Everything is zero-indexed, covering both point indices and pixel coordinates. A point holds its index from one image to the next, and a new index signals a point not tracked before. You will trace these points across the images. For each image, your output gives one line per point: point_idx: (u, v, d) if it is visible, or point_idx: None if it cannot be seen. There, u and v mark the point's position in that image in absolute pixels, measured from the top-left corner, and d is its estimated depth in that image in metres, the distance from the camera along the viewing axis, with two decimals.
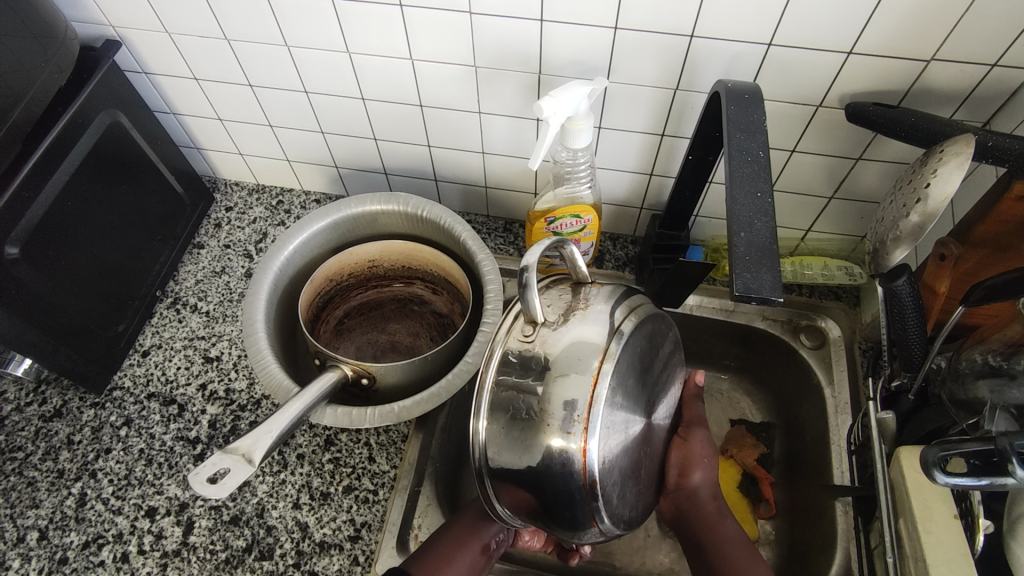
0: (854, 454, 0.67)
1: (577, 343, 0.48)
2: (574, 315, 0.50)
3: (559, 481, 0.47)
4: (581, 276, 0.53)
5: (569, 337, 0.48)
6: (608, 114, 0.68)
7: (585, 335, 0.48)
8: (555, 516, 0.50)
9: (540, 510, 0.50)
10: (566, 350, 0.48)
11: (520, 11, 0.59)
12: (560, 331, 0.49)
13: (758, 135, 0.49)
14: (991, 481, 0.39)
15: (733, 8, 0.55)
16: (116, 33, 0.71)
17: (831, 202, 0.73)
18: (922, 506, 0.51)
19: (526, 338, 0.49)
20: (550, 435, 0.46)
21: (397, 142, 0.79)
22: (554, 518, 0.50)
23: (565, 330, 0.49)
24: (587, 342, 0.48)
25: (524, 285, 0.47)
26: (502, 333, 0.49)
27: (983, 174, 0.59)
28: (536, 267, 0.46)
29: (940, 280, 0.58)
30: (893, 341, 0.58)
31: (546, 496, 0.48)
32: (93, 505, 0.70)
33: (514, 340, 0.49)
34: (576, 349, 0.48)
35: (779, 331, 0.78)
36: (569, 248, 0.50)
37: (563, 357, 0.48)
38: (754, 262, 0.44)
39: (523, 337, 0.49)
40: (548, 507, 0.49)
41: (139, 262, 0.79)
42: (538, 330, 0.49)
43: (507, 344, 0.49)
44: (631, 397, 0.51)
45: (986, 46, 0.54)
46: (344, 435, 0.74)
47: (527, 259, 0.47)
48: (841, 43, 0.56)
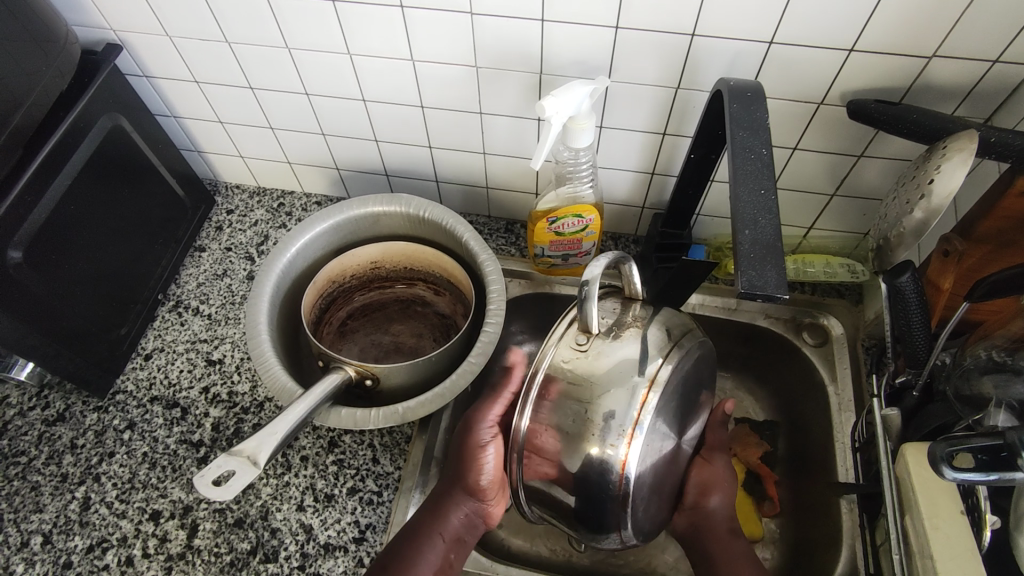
0: (858, 452, 0.66)
1: (626, 361, 0.52)
2: (626, 330, 0.53)
3: (593, 482, 0.51)
4: (633, 293, 0.56)
5: (618, 354, 0.52)
6: (609, 113, 0.68)
7: (635, 351, 0.52)
8: (577, 507, 0.54)
9: (568, 501, 0.54)
10: (615, 364, 0.52)
11: (520, 11, 0.59)
12: (611, 345, 0.52)
13: (761, 132, 0.49)
14: (999, 476, 0.38)
15: (735, 6, 0.55)
16: (117, 37, 0.71)
17: (833, 199, 0.73)
18: (929, 502, 0.51)
19: (579, 346, 0.53)
20: (590, 444, 0.51)
21: (398, 143, 0.79)
22: (579, 512, 0.54)
23: (617, 347, 0.52)
24: (634, 359, 0.52)
25: (584, 298, 0.50)
26: (555, 341, 0.53)
27: (986, 170, 0.59)
28: (597, 282, 0.50)
29: (944, 275, 0.57)
30: (896, 338, 0.58)
31: (580, 492, 0.52)
32: (97, 509, 0.70)
33: (567, 347, 0.53)
34: (625, 365, 0.52)
35: (781, 329, 0.78)
36: (628, 264, 0.54)
37: (612, 371, 0.51)
38: (759, 259, 0.44)
39: (576, 346, 0.53)
40: (576, 501, 0.53)
41: (141, 265, 0.79)
42: (592, 341, 0.53)
43: (560, 352, 0.53)
44: (671, 418, 0.53)
45: (988, 42, 0.54)
46: (347, 437, 0.74)
47: (589, 273, 0.50)
48: (842, 41, 0.56)
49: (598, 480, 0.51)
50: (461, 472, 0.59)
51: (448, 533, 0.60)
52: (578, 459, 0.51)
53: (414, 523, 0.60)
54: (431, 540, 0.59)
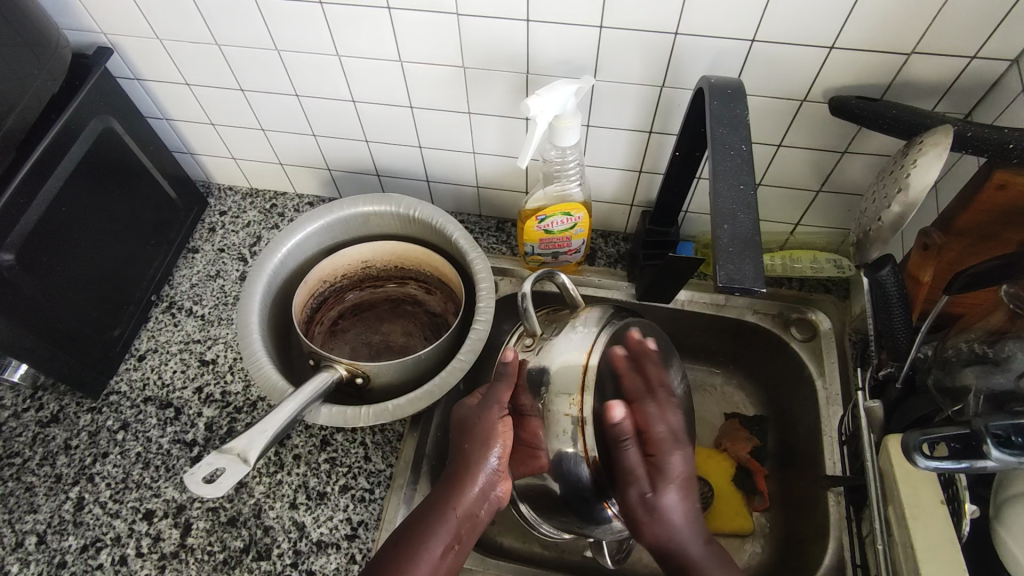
0: (845, 445, 0.67)
1: (569, 360, 0.57)
2: (571, 334, 0.59)
3: (568, 468, 0.55)
4: (576, 302, 0.61)
5: (562, 357, 0.58)
6: (596, 112, 0.69)
7: (577, 351, 0.57)
8: (565, 499, 0.57)
9: (556, 496, 0.57)
10: (558, 365, 0.57)
11: (506, 11, 0.60)
12: (555, 347, 0.58)
13: (741, 130, 0.50)
14: (970, 464, 0.40)
15: (716, 6, 0.55)
16: (108, 40, 0.72)
17: (819, 195, 0.74)
18: (911, 493, 0.52)
19: (527, 353, 0.60)
20: (554, 439, 0.56)
21: (388, 144, 0.80)
22: (568, 504, 0.57)
23: (559, 349, 0.58)
24: (576, 360, 0.57)
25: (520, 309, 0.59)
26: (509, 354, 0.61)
27: (964, 165, 0.60)
28: (527, 293, 0.59)
29: (923, 271, 0.60)
30: (879, 332, 0.59)
31: (563, 482, 0.56)
32: (91, 509, 0.70)
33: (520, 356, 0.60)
34: (567, 365, 0.57)
35: (769, 325, 0.78)
36: (559, 276, 0.60)
37: (557, 372, 0.57)
38: (738, 254, 0.45)
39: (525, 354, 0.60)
40: (562, 492, 0.57)
41: (134, 266, 0.79)
42: (538, 346, 0.60)
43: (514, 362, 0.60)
44: None
45: (965, 39, 0.55)
46: (339, 435, 0.74)
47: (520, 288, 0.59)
48: (823, 39, 0.57)
49: (573, 467, 0.55)
50: (473, 445, 0.54)
51: (460, 509, 0.52)
52: (551, 450, 0.56)
53: (424, 503, 0.53)
54: (441, 519, 0.52)
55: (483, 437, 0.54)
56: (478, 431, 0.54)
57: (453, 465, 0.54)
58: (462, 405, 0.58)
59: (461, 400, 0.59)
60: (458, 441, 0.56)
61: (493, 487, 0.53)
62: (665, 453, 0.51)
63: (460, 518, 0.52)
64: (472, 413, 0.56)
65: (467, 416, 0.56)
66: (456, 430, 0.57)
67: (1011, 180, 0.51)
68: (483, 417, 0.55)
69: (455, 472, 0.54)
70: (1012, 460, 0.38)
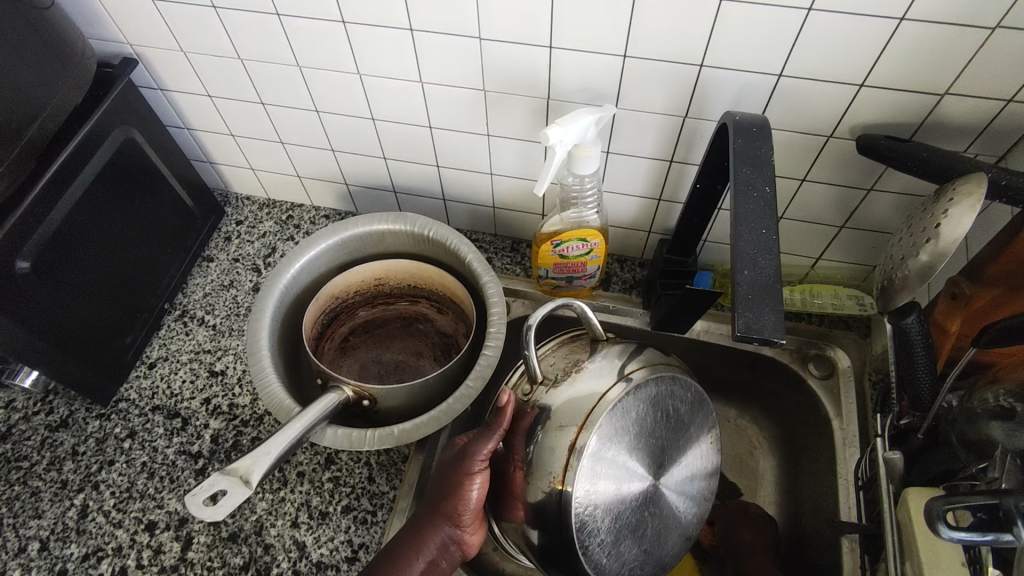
0: (861, 490, 0.65)
1: (568, 404, 0.56)
2: (583, 373, 0.57)
3: (551, 514, 0.54)
4: (597, 333, 0.60)
5: (565, 395, 0.57)
6: (617, 140, 0.68)
7: (586, 392, 0.56)
8: (544, 545, 0.55)
9: (535, 540, 0.56)
10: (562, 404, 0.56)
11: (530, 38, 0.59)
12: (557, 387, 0.57)
13: (765, 169, 0.49)
14: (997, 536, 0.38)
15: (744, 39, 0.54)
16: (134, 51, 0.73)
17: (842, 231, 0.72)
18: (930, 552, 0.50)
19: (525, 394, 0.58)
20: (546, 483, 0.54)
21: (405, 161, 0.79)
22: (544, 550, 0.56)
23: (561, 388, 0.57)
24: (579, 400, 0.56)
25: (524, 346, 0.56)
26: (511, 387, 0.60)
27: (998, 212, 0.58)
28: (536, 330, 0.56)
29: (951, 319, 0.58)
30: (902, 378, 0.57)
31: (544, 529, 0.55)
32: (95, 517, 0.70)
33: (519, 394, 0.59)
34: (568, 407, 0.56)
35: (786, 360, 0.76)
36: (580, 306, 0.58)
37: (557, 410, 0.56)
38: (756, 301, 0.44)
39: (523, 392, 0.59)
40: (541, 537, 0.55)
41: (149, 274, 0.79)
42: (536, 386, 0.58)
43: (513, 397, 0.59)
44: (622, 457, 0.55)
45: (1002, 82, 0.53)
46: (344, 454, 0.74)
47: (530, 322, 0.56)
48: (853, 76, 0.55)
49: (551, 514, 0.54)
50: (442, 497, 0.58)
51: (424, 557, 0.58)
52: (537, 493, 0.55)
53: (395, 542, 0.59)
54: (406, 565, 0.57)
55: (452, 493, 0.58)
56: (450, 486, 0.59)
57: (424, 512, 0.60)
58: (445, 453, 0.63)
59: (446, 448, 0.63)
60: (432, 492, 0.61)
61: (455, 538, 0.59)
62: None
63: (424, 564, 0.58)
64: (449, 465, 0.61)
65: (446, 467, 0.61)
66: (434, 479, 0.62)
67: None
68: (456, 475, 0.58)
69: (424, 521, 0.59)
70: None
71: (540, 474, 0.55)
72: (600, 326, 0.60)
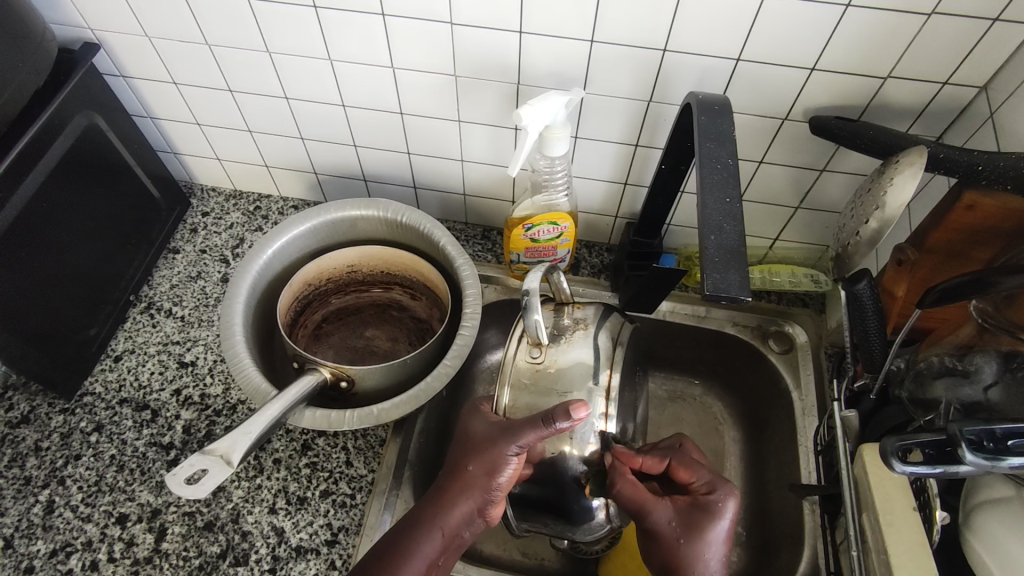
0: (821, 454, 0.69)
1: (575, 364, 0.59)
2: (576, 337, 0.61)
3: (560, 471, 0.57)
4: (565, 297, 0.63)
5: (567, 359, 0.60)
6: (585, 124, 0.70)
7: (587, 353, 0.60)
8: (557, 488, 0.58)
9: (529, 496, 0.59)
10: (570, 367, 0.59)
11: (501, 23, 0.61)
12: (562, 350, 0.60)
13: (727, 144, 0.52)
14: (945, 468, 0.42)
15: (705, 23, 0.57)
16: (95, 36, 0.71)
17: (798, 211, 0.76)
18: (884, 499, 0.53)
19: (534, 359, 0.60)
20: (563, 443, 0.57)
21: (376, 149, 0.80)
22: (538, 503, 0.59)
23: (564, 350, 0.60)
24: (581, 362, 0.59)
25: (527, 309, 0.57)
26: (511, 357, 0.60)
27: (936, 185, 0.62)
28: (536, 291, 0.56)
29: (898, 284, 0.63)
30: (855, 344, 0.61)
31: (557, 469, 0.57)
32: (62, 512, 0.68)
33: (523, 361, 0.60)
34: (575, 367, 0.59)
35: (747, 336, 0.80)
36: (558, 274, 0.60)
37: (567, 373, 0.59)
38: (723, 263, 0.46)
39: (531, 357, 0.60)
40: (536, 492, 0.59)
41: (113, 266, 0.78)
42: (544, 350, 0.60)
43: (519, 365, 0.60)
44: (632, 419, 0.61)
45: (937, 67, 0.58)
46: (321, 440, 0.74)
47: (528, 285, 0.57)
48: (804, 61, 0.59)
49: (557, 469, 0.57)
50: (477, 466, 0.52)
51: (447, 530, 0.50)
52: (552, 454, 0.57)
53: (413, 512, 0.51)
54: (426, 537, 0.50)
55: (490, 462, 0.52)
56: (489, 455, 0.52)
57: (448, 478, 0.53)
58: (475, 417, 0.56)
59: (473, 412, 0.57)
60: (458, 457, 0.54)
61: (483, 508, 0.52)
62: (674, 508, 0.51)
63: (446, 538, 0.50)
64: (487, 434, 0.54)
65: (483, 434, 0.54)
66: (461, 444, 0.55)
67: (979, 202, 0.54)
68: (499, 443, 0.52)
69: (451, 489, 0.52)
70: (985, 463, 0.40)
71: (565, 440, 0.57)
72: (569, 291, 0.63)
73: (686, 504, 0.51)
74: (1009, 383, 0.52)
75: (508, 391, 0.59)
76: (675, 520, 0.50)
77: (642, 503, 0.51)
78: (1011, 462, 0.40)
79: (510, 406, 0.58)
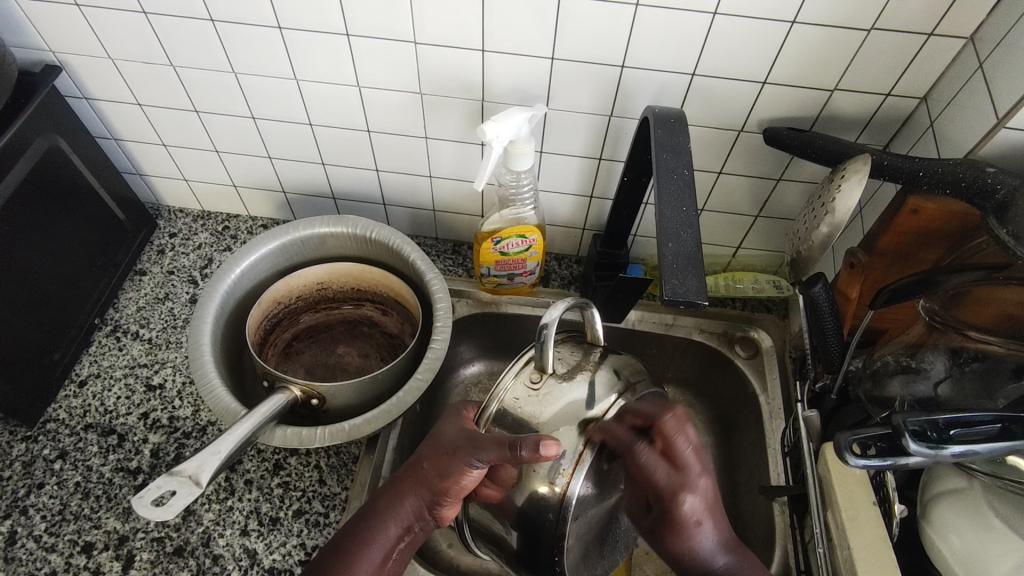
0: (787, 455, 0.70)
1: (571, 404, 0.53)
2: (580, 373, 0.55)
3: (534, 518, 0.52)
4: (596, 339, 0.58)
5: (566, 398, 0.54)
6: (549, 139, 0.71)
7: (585, 391, 0.54)
8: (519, 546, 0.54)
9: (513, 544, 0.55)
10: (565, 405, 0.53)
11: (462, 41, 0.62)
12: (565, 384, 0.54)
13: (683, 155, 0.54)
14: (894, 461, 0.44)
15: (659, 40, 0.60)
16: (57, 58, 0.71)
17: (757, 220, 0.78)
18: (845, 495, 0.55)
19: (533, 385, 0.54)
20: (538, 482, 0.52)
21: (345, 167, 0.80)
22: (524, 556, 0.54)
23: (568, 387, 0.54)
24: (577, 406, 0.53)
25: (542, 339, 0.53)
26: (512, 375, 0.55)
27: (884, 193, 0.65)
28: (554, 326, 0.52)
29: (851, 285, 0.64)
30: (814, 347, 0.63)
31: (517, 515, 0.53)
32: (24, 543, 0.67)
33: (522, 384, 0.55)
34: (570, 409, 0.53)
35: (714, 343, 0.81)
36: (591, 310, 0.57)
37: (559, 411, 0.53)
38: (682, 270, 0.48)
39: (530, 383, 0.55)
40: (520, 542, 0.54)
41: (76, 290, 0.76)
42: (546, 379, 0.55)
43: (514, 388, 0.55)
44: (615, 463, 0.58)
45: (880, 80, 0.61)
46: (293, 459, 0.73)
47: (547, 317, 0.53)
48: (756, 75, 0.61)
49: (541, 516, 0.52)
50: (432, 469, 0.53)
51: (400, 523, 0.54)
52: (524, 496, 0.52)
53: (371, 506, 0.55)
54: (382, 530, 0.53)
55: (446, 468, 0.52)
56: (447, 461, 0.52)
57: (409, 472, 0.55)
58: (450, 420, 0.55)
59: (452, 416, 0.56)
60: (423, 452, 0.55)
61: (434, 506, 0.54)
62: (680, 468, 0.51)
63: (400, 529, 0.54)
64: (455, 440, 0.53)
65: (451, 438, 0.54)
66: (430, 443, 0.55)
67: (923, 206, 0.57)
68: (460, 452, 0.52)
69: (406, 482, 0.54)
70: (929, 452, 0.42)
71: (539, 474, 0.52)
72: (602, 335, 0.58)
73: (670, 480, 0.51)
74: (959, 376, 0.55)
75: (496, 406, 0.54)
76: (667, 483, 0.51)
77: (627, 447, 0.52)
78: (952, 450, 0.42)
79: (495, 420, 0.54)
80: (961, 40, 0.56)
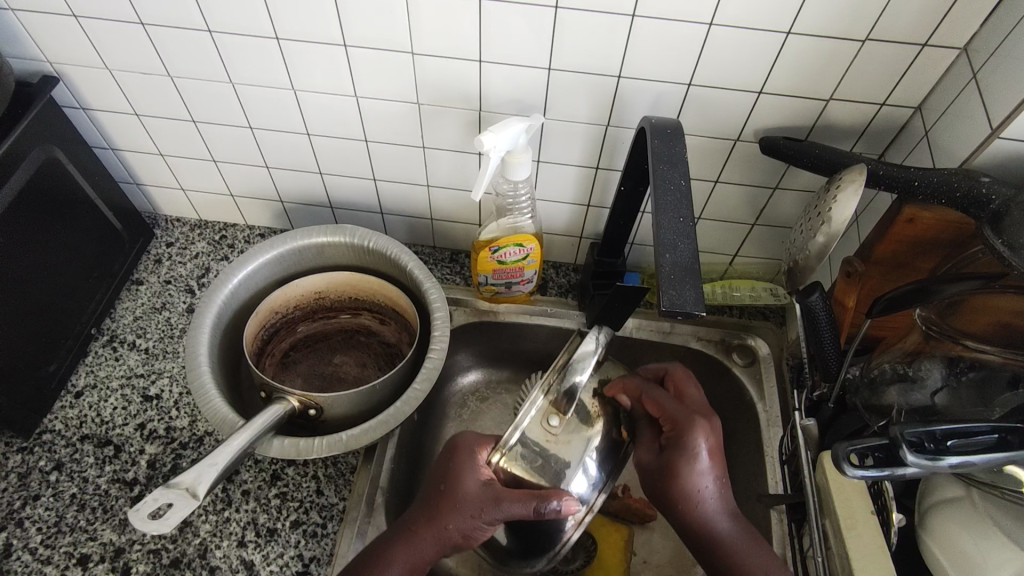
0: (785, 464, 0.70)
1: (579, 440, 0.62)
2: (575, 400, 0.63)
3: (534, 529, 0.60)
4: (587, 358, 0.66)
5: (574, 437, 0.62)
6: (547, 149, 0.72)
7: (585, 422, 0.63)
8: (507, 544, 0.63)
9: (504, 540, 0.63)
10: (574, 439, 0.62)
11: (459, 53, 0.63)
12: (571, 423, 0.62)
13: (680, 165, 0.55)
14: (891, 471, 0.45)
15: (655, 52, 0.60)
16: (54, 69, 0.71)
17: (754, 228, 0.79)
18: (843, 504, 0.55)
19: (549, 425, 0.61)
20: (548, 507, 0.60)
21: (341, 175, 0.80)
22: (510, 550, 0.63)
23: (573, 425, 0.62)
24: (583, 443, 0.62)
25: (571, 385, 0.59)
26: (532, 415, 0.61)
27: (880, 202, 0.65)
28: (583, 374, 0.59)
29: (848, 295, 0.65)
30: (812, 355, 0.63)
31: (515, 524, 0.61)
32: (19, 556, 0.66)
33: (540, 425, 0.61)
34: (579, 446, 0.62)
35: (711, 351, 0.82)
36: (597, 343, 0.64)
37: (572, 450, 0.61)
38: (678, 279, 0.48)
39: (547, 424, 0.61)
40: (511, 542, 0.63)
41: (73, 300, 0.76)
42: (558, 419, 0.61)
43: (535, 429, 0.60)
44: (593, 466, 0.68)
45: (874, 91, 0.61)
46: (290, 469, 0.73)
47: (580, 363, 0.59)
48: (751, 86, 0.62)
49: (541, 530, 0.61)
50: (458, 528, 0.54)
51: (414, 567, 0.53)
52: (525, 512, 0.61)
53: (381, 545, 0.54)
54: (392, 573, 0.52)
55: (471, 527, 0.54)
56: (472, 520, 0.54)
57: (423, 521, 0.55)
58: (467, 466, 0.57)
59: (469, 467, 0.57)
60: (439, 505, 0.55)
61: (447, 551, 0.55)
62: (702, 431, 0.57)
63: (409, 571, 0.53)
64: (477, 497, 0.55)
65: (474, 495, 0.55)
66: (447, 498, 0.55)
67: (918, 215, 0.57)
68: (489, 514, 0.54)
69: (421, 532, 0.54)
70: (927, 462, 0.43)
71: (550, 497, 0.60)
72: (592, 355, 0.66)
73: (681, 419, 0.58)
74: (955, 386, 0.55)
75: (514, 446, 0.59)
76: (681, 415, 0.59)
77: (643, 392, 0.63)
78: (950, 461, 0.43)
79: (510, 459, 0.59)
80: (955, 51, 0.57)
